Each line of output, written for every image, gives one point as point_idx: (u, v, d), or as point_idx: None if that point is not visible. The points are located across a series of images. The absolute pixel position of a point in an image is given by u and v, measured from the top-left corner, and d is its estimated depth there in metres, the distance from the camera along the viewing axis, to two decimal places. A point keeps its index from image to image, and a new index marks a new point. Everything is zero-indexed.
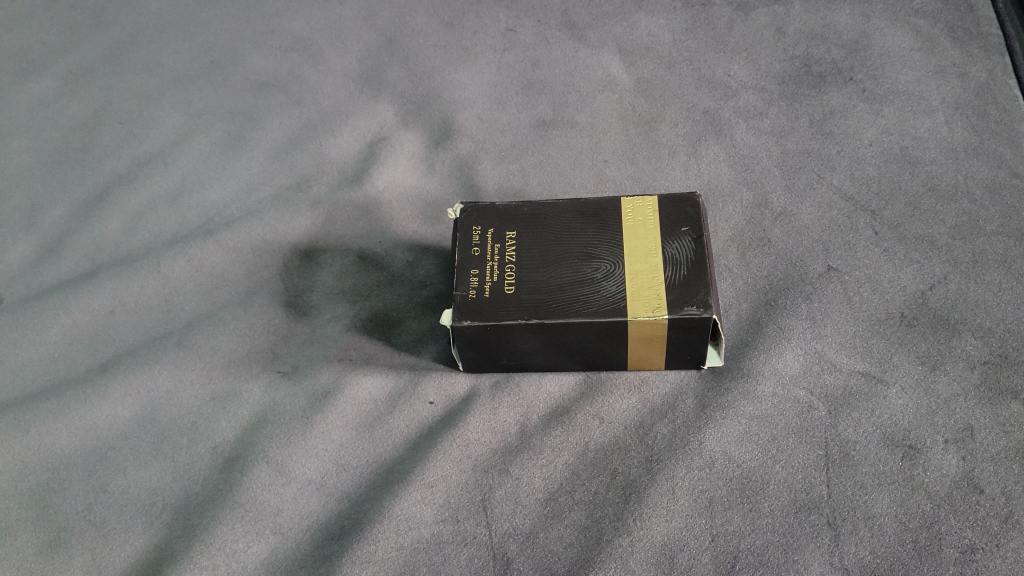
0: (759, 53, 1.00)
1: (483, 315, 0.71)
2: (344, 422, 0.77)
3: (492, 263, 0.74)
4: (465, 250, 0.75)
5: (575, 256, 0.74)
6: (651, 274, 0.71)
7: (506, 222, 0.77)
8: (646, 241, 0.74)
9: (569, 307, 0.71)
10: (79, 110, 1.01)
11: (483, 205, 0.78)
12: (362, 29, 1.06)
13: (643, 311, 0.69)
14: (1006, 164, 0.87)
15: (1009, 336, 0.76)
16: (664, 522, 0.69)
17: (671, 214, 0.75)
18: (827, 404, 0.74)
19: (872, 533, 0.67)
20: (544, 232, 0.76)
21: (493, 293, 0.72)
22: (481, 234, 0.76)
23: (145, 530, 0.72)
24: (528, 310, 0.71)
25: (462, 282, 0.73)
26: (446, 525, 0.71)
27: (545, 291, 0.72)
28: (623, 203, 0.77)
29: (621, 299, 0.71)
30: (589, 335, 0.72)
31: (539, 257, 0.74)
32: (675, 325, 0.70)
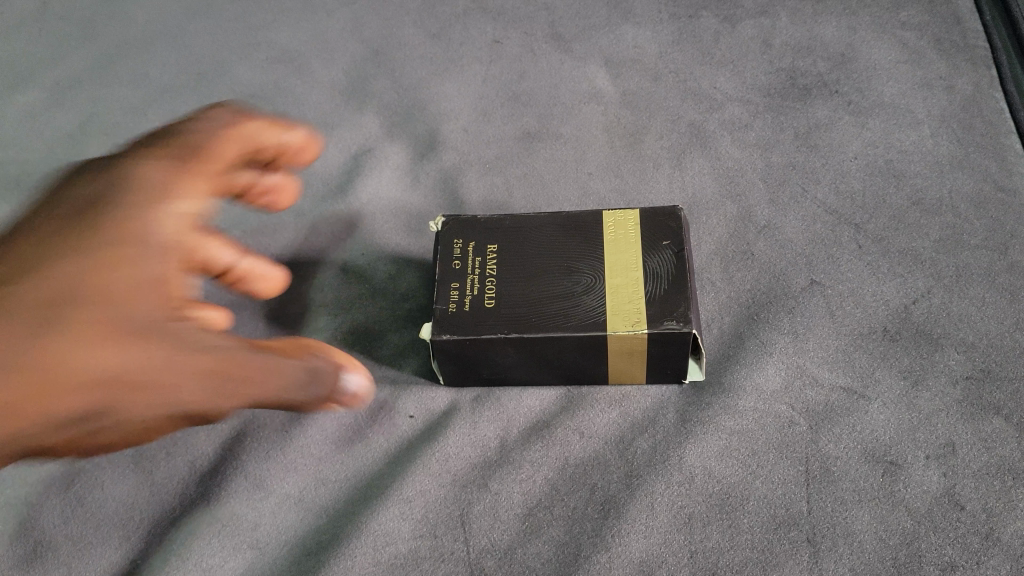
0: (745, 66, 0.99)
1: (462, 330, 0.70)
2: (323, 436, 0.77)
3: (473, 277, 0.74)
4: (446, 263, 0.75)
5: (556, 270, 0.74)
6: (631, 289, 0.71)
7: (487, 235, 0.77)
8: (627, 255, 0.74)
9: (549, 322, 0.70)
10: (65, 121, 1.01)
11: (464, 217, 0.78)
12: (348, 40, 1.06)
13: (623, 326, 0.69)
14: (991, 177, 0.86)
15: (992, 351, 0.75)
16: (643, 537, 0.69)
17: (652, 228, 0.75)
18: (808, 419, 0.74)
19: (851, 550, 0.67)
20: (524, 245, 0.76)
21: (473, 307, 0.72)
22: (462, 248, 0.76)
23: (121, 544, 0.72)
24: (507, 325, 0.70)
25: (442, 295, 0.73)
26: (423, 540, 0.71)
27: (525, 305, 0.72)
28: (604, 217, 0.77)
29: (601, 313, 0.70)
30: (569, 350, 0.71)
31: (521, 270, 0.74)
32: (655, 340, 0.69)
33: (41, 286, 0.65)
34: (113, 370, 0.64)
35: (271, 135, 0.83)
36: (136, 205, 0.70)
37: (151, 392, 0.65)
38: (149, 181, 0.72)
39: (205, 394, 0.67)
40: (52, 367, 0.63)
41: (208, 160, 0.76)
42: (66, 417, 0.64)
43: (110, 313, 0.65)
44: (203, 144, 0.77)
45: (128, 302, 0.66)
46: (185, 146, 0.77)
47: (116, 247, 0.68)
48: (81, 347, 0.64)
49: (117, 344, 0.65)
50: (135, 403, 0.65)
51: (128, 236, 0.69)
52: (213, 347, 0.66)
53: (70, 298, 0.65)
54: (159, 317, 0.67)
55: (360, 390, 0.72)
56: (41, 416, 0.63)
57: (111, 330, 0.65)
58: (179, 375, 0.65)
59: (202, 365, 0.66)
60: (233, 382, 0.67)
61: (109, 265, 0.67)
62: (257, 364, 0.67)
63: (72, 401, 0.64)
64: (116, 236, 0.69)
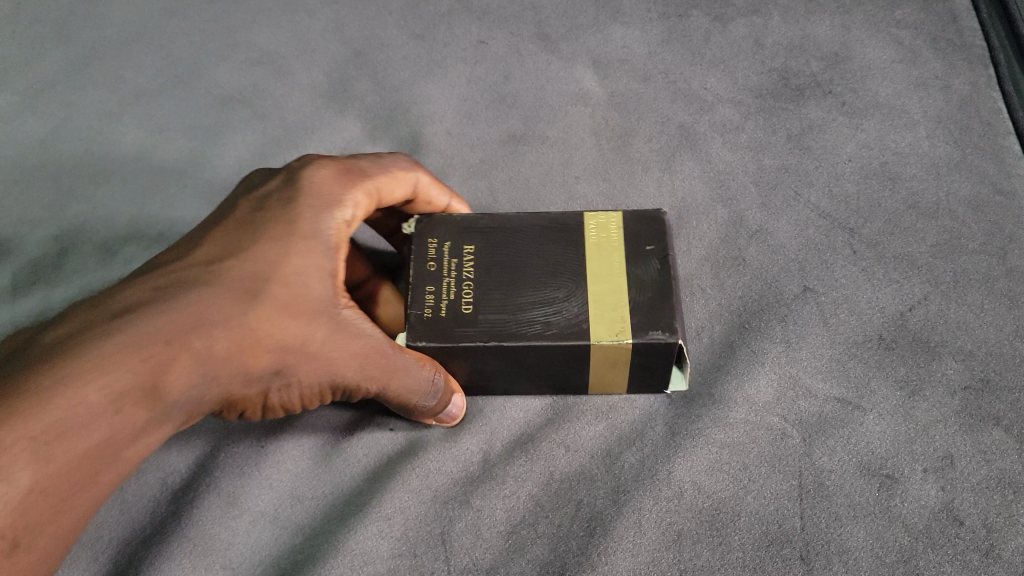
0: (736, 65, 0.96)
1: (439, 338, 0.68)
2: (300, 451, 0.74)
3: (449, 280, 0.70)
4: (421, 265, 0.71)
5: (535, 273, 0.71)
6: (616, 295, 0.68)
7: (464, 234, 0.73)
8: (610, 258, 0.71)
9: (529, 331, 0.67)
10: (38, 125, 0.98)
11: (439, 214, 0.74)
12: (330, 41, 1.03)
13: (606, 336, 0.66)
14: (989, 179, 0.84)
15: (991, 360, 0.73)
16: (630, 556, 0.67)
17: (636, 229, 0.72)
18: (801, 431, 0.71)
19: (847, 569, 0.64)
20: (501, 245, 0.73)
21: (450, 313, 0.69)
22: (437, 247, 0.72)
23: (88, 566, 0.69)
24: (486, 332, 0.68)
25: (416, 300, 0.70)
26: (402, 560, 0.68)
27: (504, 311, 0.69)
28: (585, 217, 0.73)
29: (584, 321, 0.68)
30: (548, 358, 0.69)
31: (498, 273, 0.71)
32: (640, 351, 0.67)
33: (236, 263, 0.64)
34: (290, 343, 0.64)
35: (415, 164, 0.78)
36: (302, 202, 0.68)
37: (298, 376, 0.66)
38: (350, 173, 0.72)
39: (354, 373, 0.67)
40: (254, 338, 0.63)
41: (393, 176, 0.74)
42: (194, 404, 0.63)
43: (298, 296, 0.65)
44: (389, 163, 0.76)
45: (317, 295, 0.66)
46: (373, 159, 0.75)
47: (302, 234, 0.67)
48: (260, 316, 0.63)
49: (296, 324, 0.65)
50: (301, 367, 0.66)
51: (307, 229, 0.67)
52: (364, 335, 0.67)
53: (262, 276, 0.64)
54: (336, 302, 0.67)
55: (454, 416, 0.74)
56: (204, 396, 0.63)
57: (299, 310, 0.65)
58: (343, 353, 0.67)
59: (358, 349, 0.67)
60: (378, 370, 0.68)
61: (312, 244, 0.67)
62: (401, 365, 0.67)
63: (235, 378, 0.63)
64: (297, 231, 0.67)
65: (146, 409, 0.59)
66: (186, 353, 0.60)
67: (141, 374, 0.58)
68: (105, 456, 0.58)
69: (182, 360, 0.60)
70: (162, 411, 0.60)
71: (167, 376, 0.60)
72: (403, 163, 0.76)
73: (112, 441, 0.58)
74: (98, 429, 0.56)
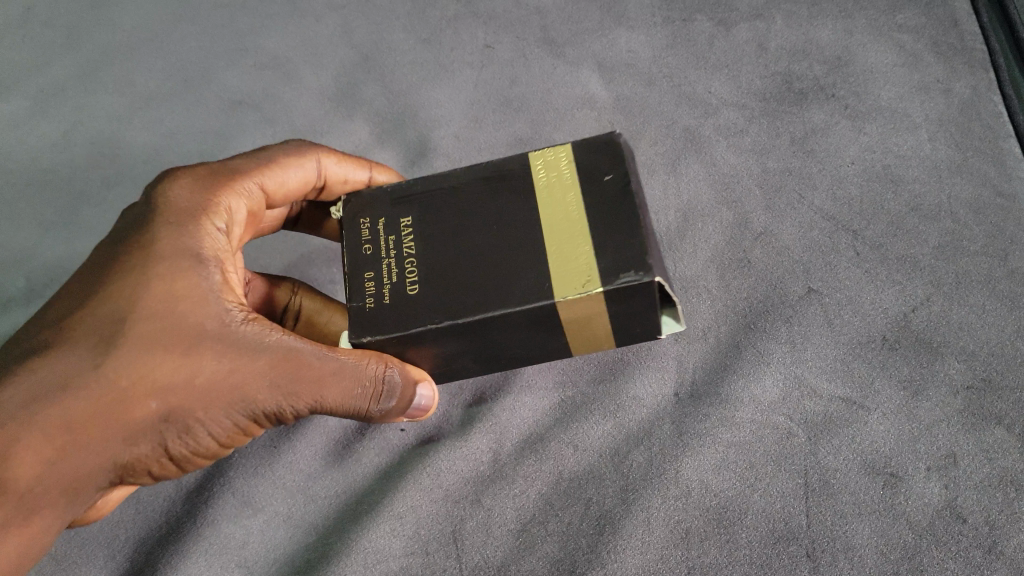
0: (741, 69, 0.97)
1: (385, 326, 0.62)
2: (313, 452, 0.76)
3: (388, 262, 0.65)
4: (356, 254, 0.66)
5: (483, 231, 0.64)
6: (574, 242, 0.61)
7: (399, 209, 0.68)
8: (563, 201, 0.63)
9: (483, 299, 0.61)
10: (50, 129, 1.00)
11: (368, 193, 0.70)
12: (337, 45, 1.04)
13: (570, 290, 0.59)
14: (990, 182, 0.85)
15: (993, 360, 0.74)
16: (639, 553, 0.68)
17: (588, 164, 0.65)
18: (807, 430, 0.72)
19: (852, 565, 0.66)
20: (443, 209, 0.67)
21: (394, 297, 0.63)
22: (371, 230, 0.68)
23: (105, 564, 0.71)
24: (434, 310, 0.61)
25: (356, 291, 0.64)
26: (415, 558, 0.70)
27: (453, 281, 0.62)
28: (533, 159, 0.67)
29: (544, 279, 0.60)
30: (514, 325, 0.62)
31: (440, 238, 0.65)
32: (612, 299, 0.59)
33: (88, 316, 0.62)
34: (167, 380, 0.60)
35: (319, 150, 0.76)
36: (157, 226, 0.65)
37: (198, 414, 0.61)
38: (217, 180, 0.70)
39: (268, 391, 0.62)
40: (121, 387, 0.59)
41: (277, 170, 0.74)
42: (71, 479, 0.59)
43: (167, 328, 0.61)
44: (278, 156, 0.75)
45: (191, 319, 0.62)
46: (250, 159, 0.74)
47: (159, 258, 0.63)
48: (119, 364, 0.60)
49: (169, 360, 0.60)
50: (196, 406, 0.61)
51: (165, 253, 0.63)
52: (263, 350, 0.62)
53: (118, 320, 0.61)
54: (223, 320, 0.62)
55: (427, 408, 0.68)
56: (78, 467, 0.59)
57: (170, 342, 0.61)
58: (246, 373, 0.61)
59: (262, 366, 0.62)
60: (298, 382, 0.62)
61: (175, 267, 0.63)
62: (326, 369, 0.62)
63: (115, 435, 0.59)
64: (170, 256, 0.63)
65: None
66: (35, 429, 0.58)
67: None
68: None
69: (32, 438, 0.57)
70: (20, 504, 0.57)
71: (12, 461, 0.57)
72: (291, 152, 0.76)
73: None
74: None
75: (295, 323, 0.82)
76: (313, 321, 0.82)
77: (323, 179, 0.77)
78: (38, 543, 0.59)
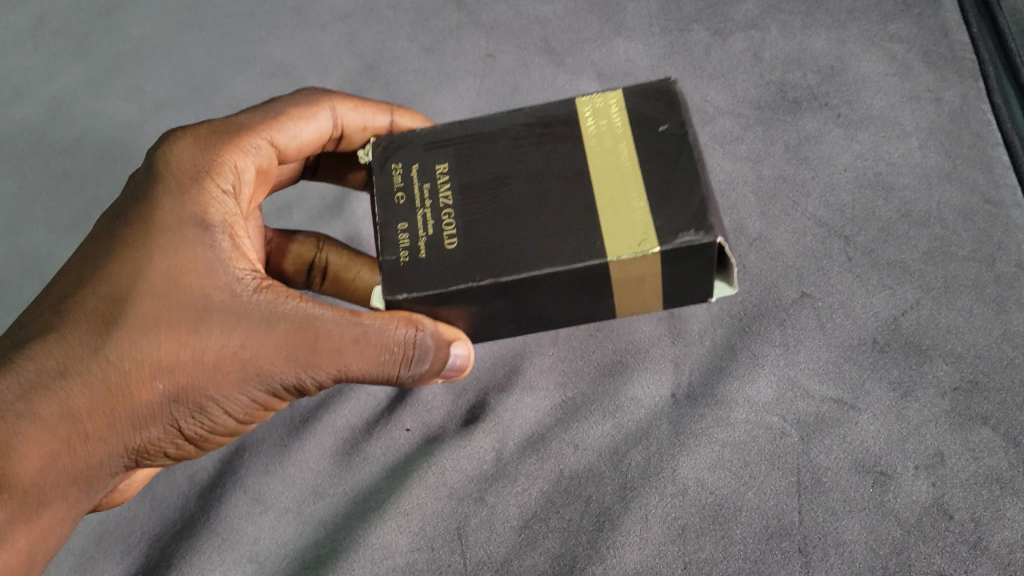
0: (736, 79, 1.00)
1: (424, 280, 0.63)
2: (322, 450, 0.78)
3: (423, 212, 0.66)
4: (392, 201, 0.68)
5: (521, 181, 0.66)
6: (626, 197, 0.63)
7: (433, 154, 0.69)
8: (612, 154, 0.65)
9: (527, 258, 0.63)
10: (62, 135, 1.02)
11: (398, 136, 0.71)
12: (343, 54, 1.07)
13: (625, 248, 0.61)
14: (978, 189, 0.87)
15: (980, 362, 0.77)
16: (637, 549, 0.70)
17: (638, 114, 0.66)
18: (800, 430, 0.75)
19: (843, 560, 0.68)
20: (478, 157, 0.68)
21: (431, 249, 0.65)
22: (407, 176, 0.69)
23: (122, 559, 0.74)
24: (475, 265, 0.63)
25: (390, 243, 0.65)
26: (421, 553, 0.72)
27: (491, 234, 0.64)
28: (579, 105, 0.68)
29: (597, 235, 0.62)
30: (557, 284, 0.64)
31: (479, 189, 0.67)
32: (666, 258, 0.61)
33: (93, 294, 0.65)
34: (177, 361, 0.64)
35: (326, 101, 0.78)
36: (160, 194, 0.67)
37: (208, 392, 0.65)
38: (222, 139, 0.72)
39: (283, 362, 0.65)
40: (128, 370, 0.63)
41: (288, 125, 0.76)
42: (83, 463, 0.64)
43: (172, 306, 0.64)
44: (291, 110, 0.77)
45: (197, 293, 0.65)
46: (260, 114, 0.76)
47: (163, 230, 0.66)
48: (123, 347, 0.63)
49: (174, 341, 0.64)
50: (205, 383, 0.65)
51: (170, 224, 0.66)
52: (276, 321, 0.65)
53: (124, 300, 0.64)
54: (232, 293, 0.65)
55: (465, 366, 0.70)
56: (90, 452, 0.64)
57: (174, 321, 0.64)
58: (257, 348, 0.65)
59: (275, 338, 0.65)
60: (315, 354, 0.65)
61: (178, 238, 0.65)
62: (346, 338, 0.65)
63: (123, 418, 0.64)
64: (171, 233, 0.66)
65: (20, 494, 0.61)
66: (39, 419, 0.62)
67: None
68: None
69: (36, 431, 0.61)
70: (36, 495, 0.61)
71: (18, 452, 0.61)
72: (304, 104, 0.78)
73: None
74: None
75: (322, 280, 0.85)
76: (340, 276, 0.85)
77: (340, 128, 0.80)
78: (59, 527, 0.64)
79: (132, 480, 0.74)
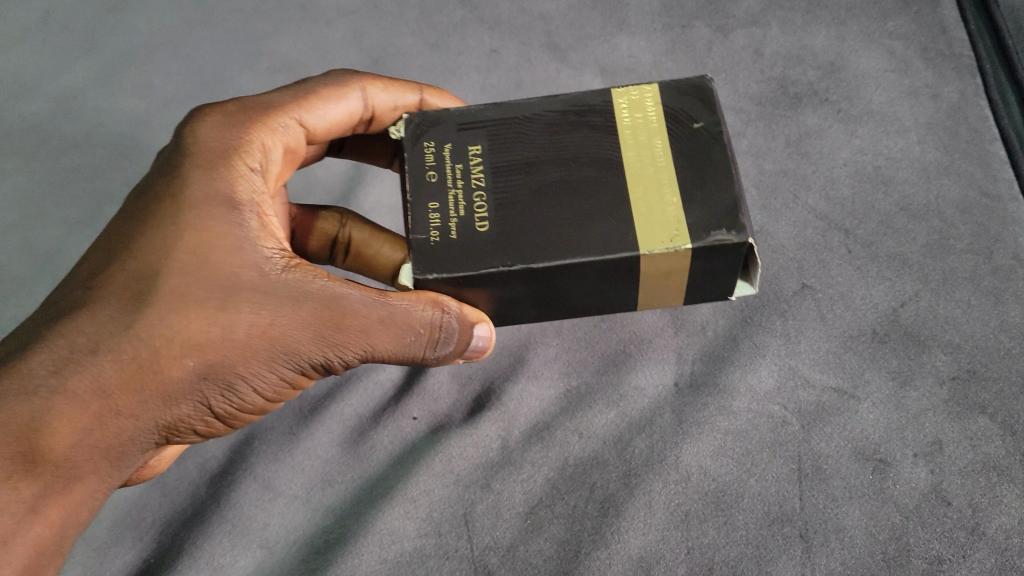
0: (737, 74, 1.01)
1: (456, 265, 0.63)
2: (330, 438, 0.80)
3: (455, 192, 0.65)
4: (421, 179, 0.66)
5: (554, 165, 0.66)
6: (658, 191, 0.63)
7: (465, 134, 0.68)
8: (646, 145, 0.65)
9: (560, 246, 0.63)
10: (71, 130, 1.03)
11: (432, 112, 0.69)
12: (348, 50, 1.08)
13: (658, 244, 0.61)
14: (975, 183, 0.89)
15: (978, 352, 0.78)
16: (641, 534, 0.72)
17: (674, 104, 0.66)
18: (800, 419, 0.76)
19: (843, 545, 0.69)
20: (512, 139, 0.67)
21: (462, 233, 0.64)
22: (437, 155, 0.67)
23: (135, 544, 0.75)
24: (507, 252, 0.63)
25: (420, 222, 0.64)
26: (428, 539, 0.73)
27: (524, 221, 0.64)
28: (615, 94, 0.67)
29: (628, 228, 0.62)
30: (586, 275, 0.64)
31: (512, 171, 0.66)
32: (697, 255, 0.62)
33: (120, 271, 0.63)
34: (206, 338, 0.62)
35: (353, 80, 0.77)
36: (188, 170, 0.66)
37: (238, 369, 0.63)
38: (249, 118, 0.70)
39: (311, 340, 0.65)
40: (157, 347, 0.61)
41: (316, 105, 0.75)
42: (113, 442, 0.61)
43: (201, 282, 0.62)
44: (318, 91, 0.76)
45: (227, 269, 0.63)
46: (287, 94, 0.75)
47: (191, 205, 0.64)
48: (152, 323, 0.61)
49: (204, 316, 0.62)
50: (234, 360, 0.63)
51: (197, 200, 0.64)
52: (305, 298, 0.64)
53: (150, 277, 0.62)
54: (261, 270, 0.64)
55: (486, 348, 0.70)
56: (121, 429, 0.61)
57: (204, 298, 0.62)
58: (287, 325, 0.63)
59: (304, 316, 0.64)
60: (342, 332, 0.65)
61: (206, 215, 0.64)
62: (372, 318, 0.65)
63: (154, 395, 0.62)
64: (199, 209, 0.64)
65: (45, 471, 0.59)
66: (71, 395, 0.59)
67: (11, 440, 0.57)
68: (5, 538, 0.57)
69: (67, 406, 0.59)
70: (65, 470, 0.60)
71: (47, 430, 0.58)
72: (333, 85, 0.76)
73: (7, 519, 0.57)
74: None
75: (345, 256, 0.83)
76: (361, 252, 0.82)
77: (370, 108, 0.78)
78: (85, 506, 0.62)
79: (165, 453, 0.73)
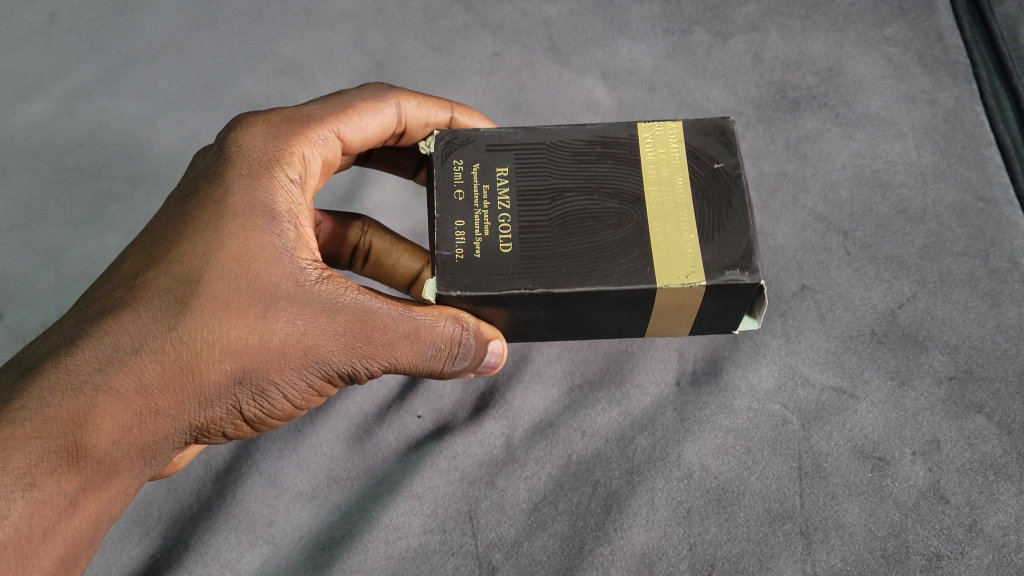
0: (737, 79, 1.02)
1: (478, 284, 0.63)
2: (335, 436, 0.80)
3: (481, 212, 0.65)
4: (448, 196, 0.66)
5: (577, 193, 0.66)
6: (677, 227, 0.64)
7: (495, 155, 0.68)
8: (668, 182, 0.66)
9: (582, 274, 0.63)
10: (74, 130, 1.04)
11: (463, 131, 0.69)
12: (352, 52, 1.09)
13: (675, 278, 0.62)
14: (972, 187, 0.90)
15: (975, 353, 0.79)
16: (643, 531, 0.73)
17: (698, 145, 0.67)
18: (800, 418, 0.77)
19: (843, 542, 0.71)
20: (538, 164, 0.68)
21: (486, 253, 0.64)
22: (465, 172, 0.67)
23: (140, 540, 0.75)
24: (529, 276, 0.63)
25: (446, 238, 0.64)
26: (433, 535, 0.74)
27: (548, 246, 0.64)
28: (640, 130, 0.68)
29: (646, 260, 0.63)
30: (603, 303, 0.64)
31: (538, 196, 0.66)
32: (710, 293, 0.63)
33: (162, 273, 0.62)
34: (242, 345, 0.61)
35: (392, 95, 0.77)
36: (231, 179, 0.66)
37: (271, 376, 0.63)
38: (292, 128, 0.70)
39: (341, 351, 0.64)
40: (198, 351, 0.61)
41: (354, 117, 0.74)
42: (149, 440, 0.61)
43: (241, 289, 0.62)
44: (356, 103, 0.75)
45: (265, 278, 0.62)
46: (328, 104, 0.74)
47: (233, 214, 0.64)
48: (193, 327, 0.61)
49: (244, 323, 0.61)
50: (267, 368, 0.63)
51: (239, 209, 0.64)
52: (338, 310, 0.63)
53: (191, 281, 0.61)
54: (298, 280, 0.63)
55: (497, 363, 0.70)
56: (158, 428, 0.61)
57: (244, 304, 0.62)
58: (319, 336, 0.63)
59: (337, 326, 0.63)
60: (371, 344, 0.64)
61: (247, 224, 0.63)
62: (399, 332, 0.64)
63: (190, 396, 0.61)
64: (242, 218, 0.64)
65: (85, 466, 0.58)
66: (112, 392, 0.58)
67: (56, 434, 0.56)
68: (45, 531, 0.56)
69: (112, 403, 0.58)
70: (102, 466, 0.59)
71: (91, 426, 0.58)
72: (369, 98, 0.76)
73: (48, 512, 0.56)
74: (20, 509, 0.55)
75: (364, 263, 0.85)
76: (380, 260, 0.85)
77: (403, 122, 0.78)
78: (120, 499, 0.61)
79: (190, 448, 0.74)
